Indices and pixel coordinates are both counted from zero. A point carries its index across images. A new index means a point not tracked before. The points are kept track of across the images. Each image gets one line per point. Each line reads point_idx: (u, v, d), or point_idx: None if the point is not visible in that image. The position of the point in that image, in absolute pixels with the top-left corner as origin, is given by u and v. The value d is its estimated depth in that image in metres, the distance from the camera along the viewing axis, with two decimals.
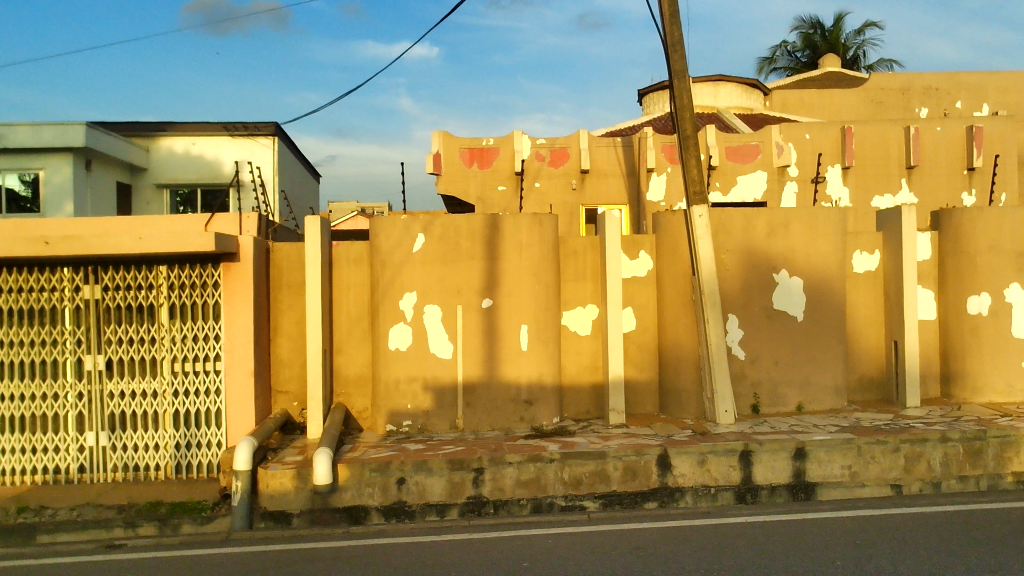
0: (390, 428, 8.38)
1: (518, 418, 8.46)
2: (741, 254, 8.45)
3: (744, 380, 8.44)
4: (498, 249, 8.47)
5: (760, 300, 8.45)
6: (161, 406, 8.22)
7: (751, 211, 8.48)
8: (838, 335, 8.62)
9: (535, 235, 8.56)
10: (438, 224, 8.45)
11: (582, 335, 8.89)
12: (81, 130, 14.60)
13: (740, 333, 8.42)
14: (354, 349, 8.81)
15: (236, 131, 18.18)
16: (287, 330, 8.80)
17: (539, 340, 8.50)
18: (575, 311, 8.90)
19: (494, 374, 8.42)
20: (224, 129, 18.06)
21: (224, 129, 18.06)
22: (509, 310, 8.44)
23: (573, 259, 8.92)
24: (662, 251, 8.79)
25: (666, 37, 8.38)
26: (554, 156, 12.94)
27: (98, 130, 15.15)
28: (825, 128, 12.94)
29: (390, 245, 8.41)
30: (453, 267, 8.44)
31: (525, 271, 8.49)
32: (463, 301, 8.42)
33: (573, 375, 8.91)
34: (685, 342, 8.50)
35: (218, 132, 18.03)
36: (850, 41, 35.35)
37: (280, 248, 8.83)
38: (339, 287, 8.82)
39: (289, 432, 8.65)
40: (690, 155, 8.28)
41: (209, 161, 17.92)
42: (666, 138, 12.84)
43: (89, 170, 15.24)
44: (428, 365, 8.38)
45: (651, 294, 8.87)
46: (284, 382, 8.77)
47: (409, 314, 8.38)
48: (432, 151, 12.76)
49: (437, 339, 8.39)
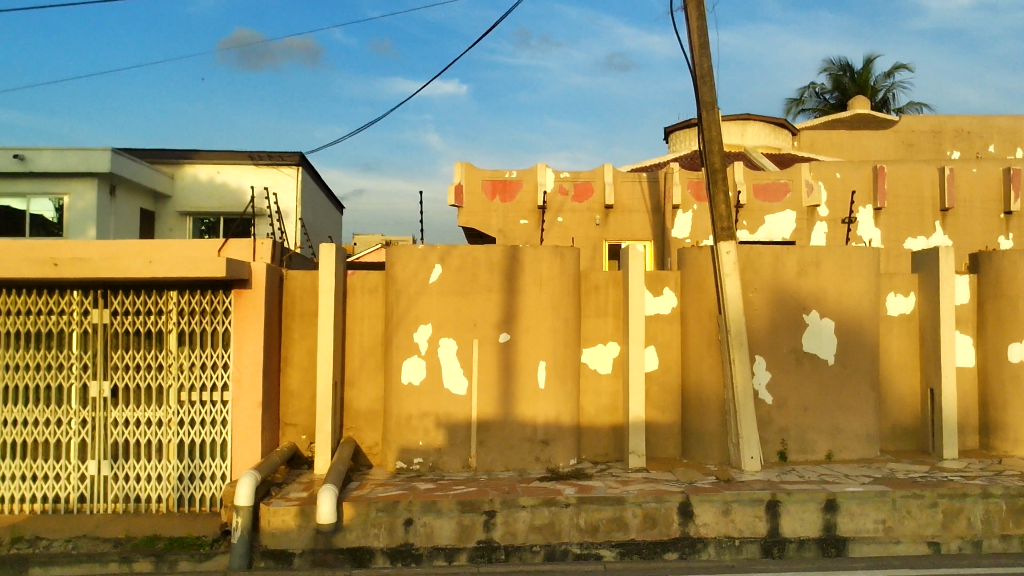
0: (399, 465, 8.06)
1: (533, 458, 8.11)
2: (770, 292, 8.11)
3: (771, 425, 8.05)
4: (516, 282, 8.20)
5: (789, 341, 8.09)
6: (165, 436, 7.99)
7: (780, 249, 8.16)
8: (870, 380, 8.22)
9: (556, 268, 8.28)
10: (456, 254, 8.20)
11: (602, 374, 8.54)
12: (107, 157, 14.62)
13: (768, 375, 8.03)
14: (365, 382, 8.53)
15: (260, 160, 18.11)
16: (297, 360, 8.54)
17: (556, 377, 8.17)
18: (595, 348, 8.57)
19: (510, 411, 8.10)
20: (248, 158, 17.98)
21: (249, 158, 18.00)
22: (527, 345, 8.14)
23: (594, 294, 8.62)
24: (687, 287, 8.47)
25: (695, 69, 8.14)
26: (577, 191, 12.71)
27: (124, 156, 15.17)
28: (857, 167, 12.62)
29: (406, 275, 8.17)
30: (469, 299, 8.17)
31: (544, 305, 8.20)
32: (479, 334, 8.14)
33: (592, 415, 8.55)
34: (710, 384, 8.15)
35: (241, 161, 17.95)
36: (880, 84, 35.08)
37: (294, 276, 8.61)
38: (353, 317, 8.57)
39: (295, 466, 8.36)
40: (718, 190, 8.00)
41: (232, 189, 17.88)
42: (692, 174, 12.60)
43: (113, 196, 15.22)
44: (441, 400, 8.08)
45: (674, 332, 8.54)
46: (292, 414, 8.50)
47: (423, 347, 8.11)
48: (453, 182, 12.59)
49: (452, 374, 8.11)
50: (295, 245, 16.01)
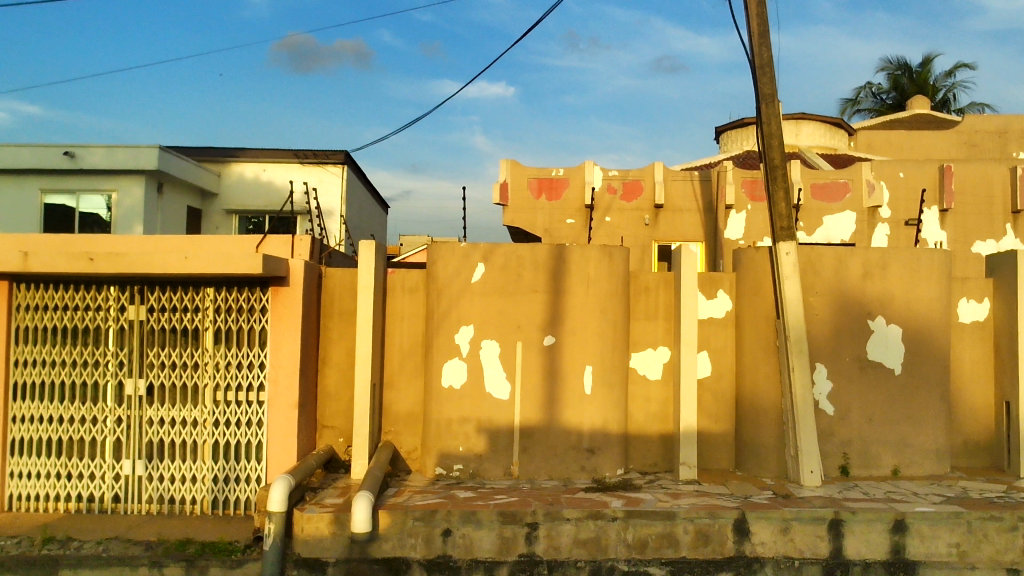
0: (439, 472, 7.76)
1: (578, 468, 7.74)
2: (832, 296, 7.63)
3: (832, 438, 7.57)
4: (562, 282, 7.84)
5: (852, 349, 7.61)
6: (200, 436, 7.78)
7: (844, 250, 7.68)
8: (940, 391, 7.69)
9: (604, 268, 7.90)
10: (499, 253, 7.87)
11: (652, 380, 8.12)
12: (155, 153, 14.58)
13: (829, 385, 7.57)
14: (405, 384, 8.25)
15: (306, 158, 18.02)
16: (335, 360, 8.29)
17: (604, 383, 7.80)
18: (644, 353, 8.15)
19: (554, 418, 7.74)
20: (294, 156, 17.88)
21: (295, 156, 17.89)
22: (573, 348, 7.78)
23: (644, 295, 8.21)
24: (743, 290, 8.02)
25: (753, 58, 7.70)
26: (626, 189, 12.30)
27: (172, 154, 15.13)
28: (922, 166, 12.01)
29: (448, 274, 7.87)
30: (513, 300, 7.84)
31: (592, 307, 7.83)
32: (523, 336, 7.80)
33: (641, 423, 8.14)
34: (766, 392, 7.71)
35: (287, 158, 17.87)
36: (940, 83, 33.94)
37: (333, 273, 8.36)
38: (393, 317, 8.30)
39: (332, 470, 8.11)
40: (777, 187, 7.54)
41: (278, 187, 17.84)
42: (746, 172, 12.15)
43: (160, 193, 15.18)
44: (483, 405, 7.76)
45: (729, 337, 8.09)
46: (330, 416, 8.24)
47: (464, 349, 7.80)
48: (498, 180, 12.27)
49: (494, 377, 7.78)
50: (339, 244, 15.85)
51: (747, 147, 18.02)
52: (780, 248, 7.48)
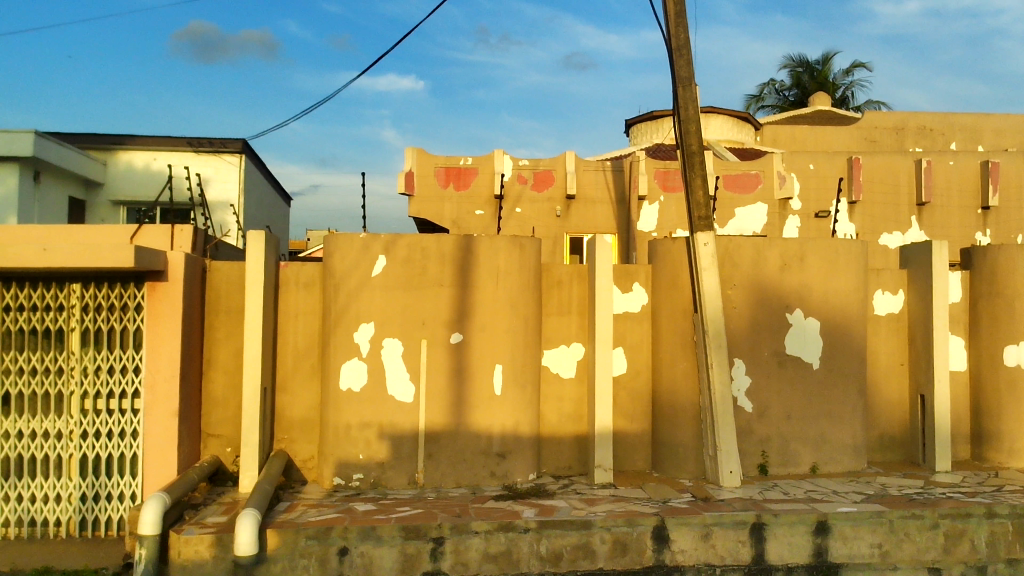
0: (337, 482, 7.15)
1: (488, 474, 7.24)
2: (751, 289, 7.35)
3: (751, 436, 7.29)
4: (470, 275, 7.32)
5: (770, 343, 7.35)
6: (65, 450, 6.94)
7: (762, 241, 7.41)
8: (858, 386, 7.52)
9: (515, 260, 7.41)
10: (403, 244, 7.29)
11: (565, 378, 7.69)
12: (29, 140, 13.40)
13: (747, 381, 7.29)
14: (299, 387, 7.57)
15: (201, 146, 16.84)
16: (222, 362, 7.54)
17: (514, 382, 7.32)
18: (558, 350, 7.71)
19: (462, 421, 7.21)
20: (187, 144, 16.70)
21: (188, 144, 16.71)
22: (482, 346, 7.27)
23: (557, 289, 7.76)
24: (659, 283, 7.67)
25: (670, 40, 7.34)
26: (537, 179, 11.87)
27: (49, 140, 13.87)
28: (830, 159, 12.00)
29: (346, 267, 7.24)
30: (417, 295, 7.27)
31: (502, 302, 7.34)
32: (429, 334, 7.25)
33: (554, 424, 7.69)
34: (684, 390, 7.38)
35: (180, 146, 16.68)
36: (839, 81, 34.86)
37: (218, 266, 7.61)
38: (286, 315, 7.62)
39: (218, 483, 7.39)
40: (695, 174, 7.19)
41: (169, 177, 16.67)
42: (658, 162, 11.88)
43: (37, 183, 13.97)
44: (385, 409, 7.17)
45: (644, 332, 7.74)
46: (215, 423, 7.50)
47: (364, 348, 7.19)
48: (403, 169, 11.65)
49: (397, 379, 7.20)
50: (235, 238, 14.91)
51: (657, 140, 17.86)
52: (698, 238, 7.14)
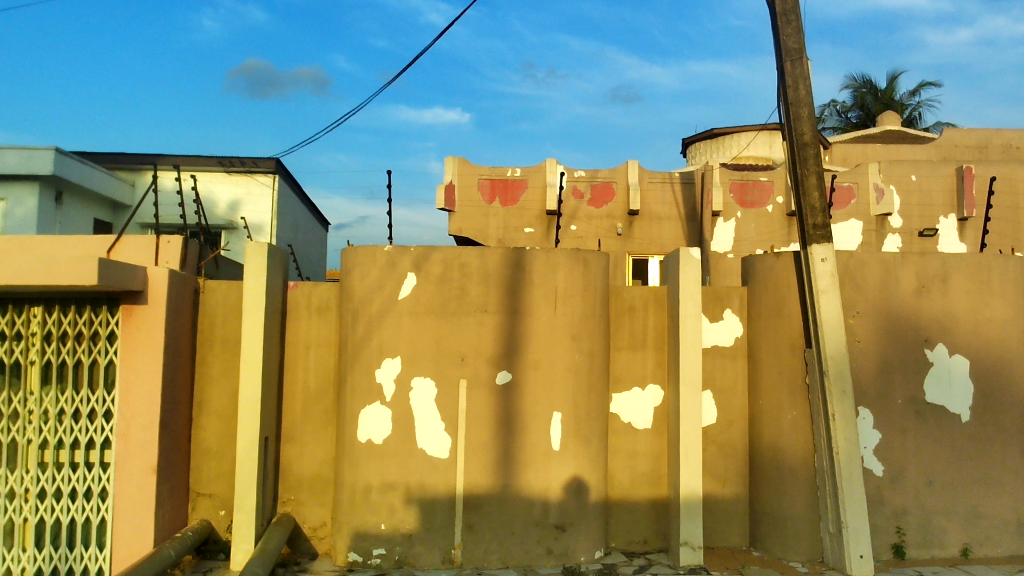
0: (352, 559, 5.66)
1: (544, 551, 5.69)
2: (878, 319, 5.77)
3: (882, 508, 5.65)
4: (522, 298, 5.83)
5: (904, 388, 5.75)
6: (19, 513, 5.61)
7: (892, 257, 5.82)
8: (1019, 443, 5.84)
9: (577, 280, 5.91)
10: (438, 260, 5.85)
11: (640, 429, 6.14)
12: (49, 156, 11.77)
13: (876, 438, 5.69)
14: (309, 437, 6.13)
15: (232, 166, 14.47)
16: (216, 405, 6.13)
17: (577, 435, 5.79)
18: (630, 395, 6.17)
19: (511, 484, 5.70)
20: (218, 162, 14.38)
21: (219, 163, 14.37)
22: (537, 389, 5.76)
23: (628, 317, 6.24)
24: (758, 310, 6.12)
25: (773, 2, 5.80)
26: (594, 194, 10.39)
27: (70, 157, 12.25)
28: (936, 169, 10.31)
29: (367, 288, 5.83)
30: (456, 323, 5.82)
31: (561, 332, 5.83)
32: (469, 372, 5.78)
33: (626, 488, 6.11)
34: (793, 447, 5.79)
35: (211, 165, 14.39)
36: (904, 101, 32.87)
37: (214, 286, 6.23)
38: (295, 346, 6.22)
39: (207, 557, 5.96)
40: (808, 170, 5.64)
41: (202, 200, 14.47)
42: (735, 174, 10.33)
43: (58, 204, 12.39)
44: (414, 466, 5.70)
45: (739, 372, 6.17)
46: (206, 480, 6.08)
47: (389, 390, 5.76)
48: (443, 181, 10.28)
49: (429, 429, 5.73)
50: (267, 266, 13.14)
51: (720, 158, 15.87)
52: (811, 251, 5.57)
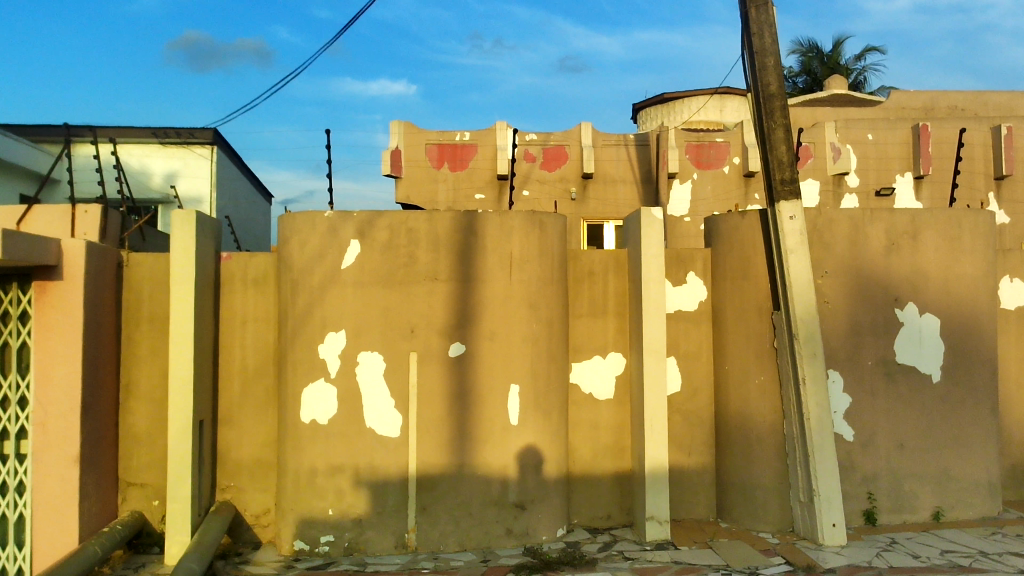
0: (298, 548, 5.28)
1: (504, 531, 5.37)
2: (846, 278, 5.53)
3: (853, 474, 5.45)
4: (475, 265, 5.45)
5: (874, 349, 5.53)
6: None
7: (860, 214, 5.58)
8: (989, 403, 5.67)
9: (533, 244, 5.54)
10: (383, 225, 5.43)
11: (601, 400, 5.83)
12: None
13: (846, 402, 5.47)
14: (248, 419, 5.70)
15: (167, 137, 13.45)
16: (144, 387, 5.66)
17: (536, 408, 5.46)
18: (590, 364, 5.85)
19: (467, 462, 5.35)
20: (151, 134, 13.36)
21: (153, 134, 13.35)
22: (492, 361, 5.41)
23: (587, 283, 5.90)
24: (722, 272, 5.83)
25: None
26: (546, 157, 10.01)
27: None
28: (893, 126, 10.13)
29: (307, 257, 5.38)
30: (404, 292, 5.42)
31: (517, 300, 5.47)
32: (420, 344, 5.40)
33: (588, 462, 5.81)
34: (761, 414, 5.55)
35: (144, 137, 13.37)
36: (851, 65, 32.98)
37: (138, 258, 5.72)
38: (230, 322, 5.76)
39: (140, 550, 5.52)
40: (774, 123, 5.34)
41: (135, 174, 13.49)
42: (691, 135, 10.06)
43: None
44: (363, 447, 5.32)
45: (703, 338, 5.89)
46: (137, 468, 5.62)
47: (334, 366, 5.35)
48: (389, 146, 9.80)
49: (378, 407, 5.35)
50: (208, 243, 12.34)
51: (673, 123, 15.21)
52: (778, 209, 5.28)
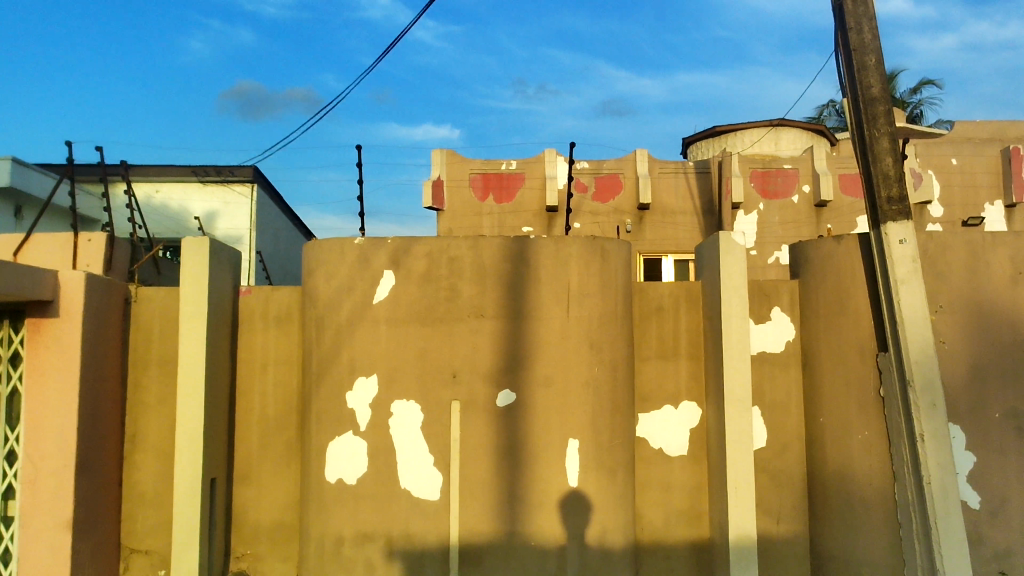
0: None
1: None
2: (965, 314, 4.67)
3: (982, 549, 4.52)
4: (527, 299, 4.69)
5: (1002, 399, 4.65)
6: None
7: (980, 238, 4.75)
8: None
9: (595, 274, 4.78)
10: (421, 254, 4.73)
11: (674, 456, 5.01)
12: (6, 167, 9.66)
13: (971, 461, 4.58)
14: (267, 476, 4.98)
15: (207, 175, 12.82)
16: (152, 440, 4.98)
17: (599, 466, 4.66)
18: (660, 415, 5.05)
19: (518, 530, 4.56)
20: (191, 172, 12.73)
21: (193, 173, 12.73)
22: (548, 411, 4.63)
23: (654, 320, 5.12)
24: (813, 307, 5.02)
25: None
26: (599, 187, 9.30)
27: (29, 166, 10.10)
28: (980, 150, 9.25)
29: (334, 291, 4.73)
30: (446, 330, 4.69)
31: (577, 339, 4.69)
32: (463, 392, 4.65)
33: (660, 529, 4.97)
34: (867, 476, 4.67)
35: (184, 175, 12.75)
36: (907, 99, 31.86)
37: (148, 293, 5.09)
38: (249, 365, 5.08)
39: None
40: (878, 130, 4.55)
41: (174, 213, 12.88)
42: (756, 161, 9.29)
43: (16, 220, 10.23)
44: (398, 511, 4.58)
45: (791, 384, 5.07)
46: (142, 532, 4.93)
47: (365, 417, 4.65)
48: (431, 176, 9.15)
49: (415, 465, 4.61)
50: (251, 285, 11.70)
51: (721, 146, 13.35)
52: (888, 231, 4.48)
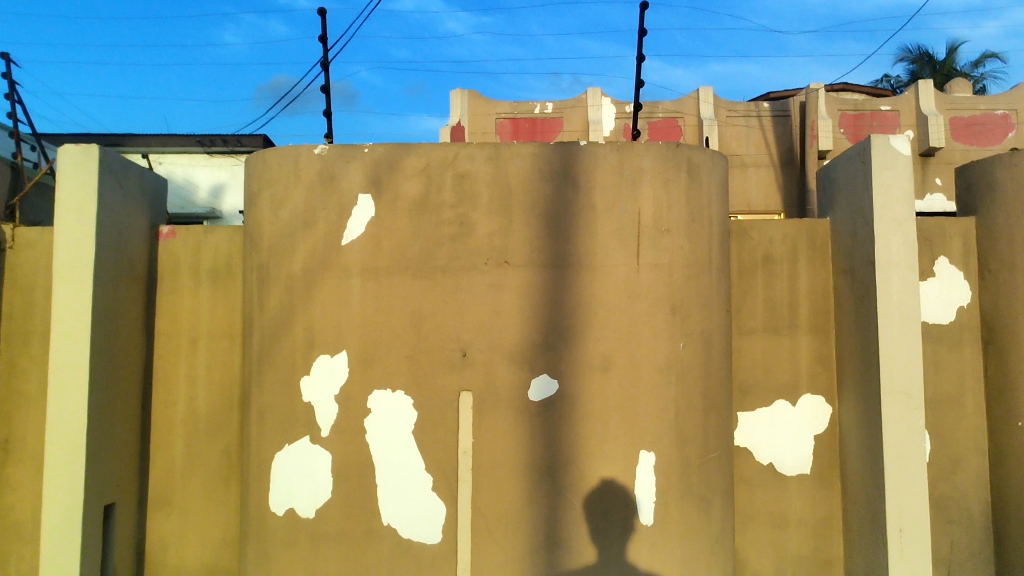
0: None
1: None
2: None
3: None
4: (574, 237, 3.07)
5: None
6: None
7: None
8: None
9: (677, 201, 3.16)
10: (414, 170, 3.14)
11: (791, 476, 3.39)
12: None
13: None
14: (196, 498, 3.44)
15: (213, 146, 10.90)
16: (32, 448, 3.46)
17: (684, 492, 3.05)
18: (769, 415, 3.42)
19: None
20: (196, 143, 10.87)
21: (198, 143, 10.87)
22: (606, 409, 3.02)
23: (761, 275, 3.49)
24: (1001, 256, 3.36)
25: None
26: (654, 133, 7.64)
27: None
28: None
29: (286, 227, 3.17)
30: (450, 286, 3.10)
31: (650, 298, 3.08)
32: (477, 379, 3.06)
33: None
34: None
35: (187, 144, 10.84)
36: None
37: (30, 237, 3.57)
38: (173, 337, 3.53)
39: None
40: None
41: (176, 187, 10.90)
42: (846, 102, 7.63)
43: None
44: (378, 559, 3.01)
45: (962, 370, 3.43)
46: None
47: (329, 416, 3.09)
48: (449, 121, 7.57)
49: (404, 490, 3.03)
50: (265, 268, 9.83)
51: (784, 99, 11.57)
52: None
